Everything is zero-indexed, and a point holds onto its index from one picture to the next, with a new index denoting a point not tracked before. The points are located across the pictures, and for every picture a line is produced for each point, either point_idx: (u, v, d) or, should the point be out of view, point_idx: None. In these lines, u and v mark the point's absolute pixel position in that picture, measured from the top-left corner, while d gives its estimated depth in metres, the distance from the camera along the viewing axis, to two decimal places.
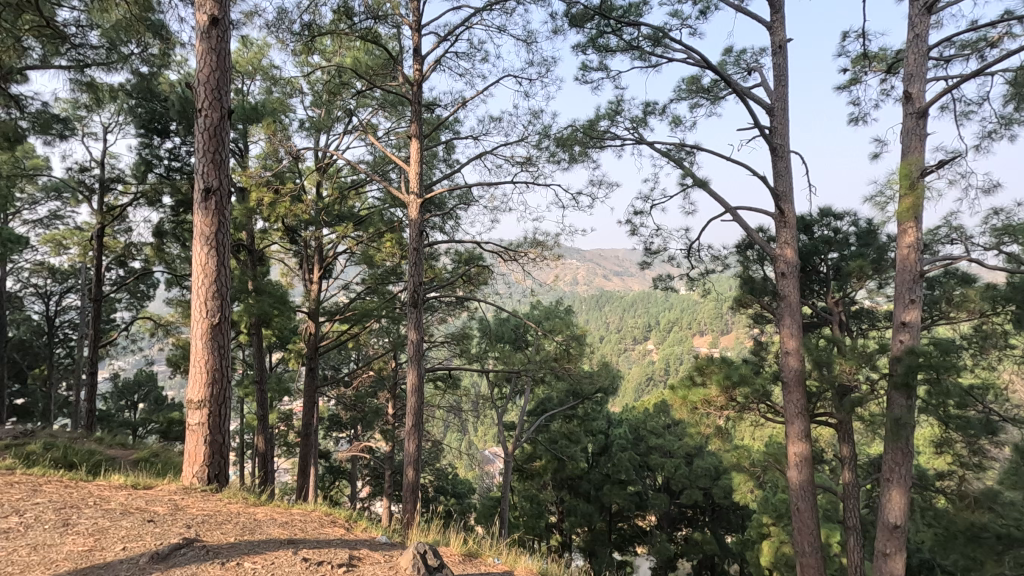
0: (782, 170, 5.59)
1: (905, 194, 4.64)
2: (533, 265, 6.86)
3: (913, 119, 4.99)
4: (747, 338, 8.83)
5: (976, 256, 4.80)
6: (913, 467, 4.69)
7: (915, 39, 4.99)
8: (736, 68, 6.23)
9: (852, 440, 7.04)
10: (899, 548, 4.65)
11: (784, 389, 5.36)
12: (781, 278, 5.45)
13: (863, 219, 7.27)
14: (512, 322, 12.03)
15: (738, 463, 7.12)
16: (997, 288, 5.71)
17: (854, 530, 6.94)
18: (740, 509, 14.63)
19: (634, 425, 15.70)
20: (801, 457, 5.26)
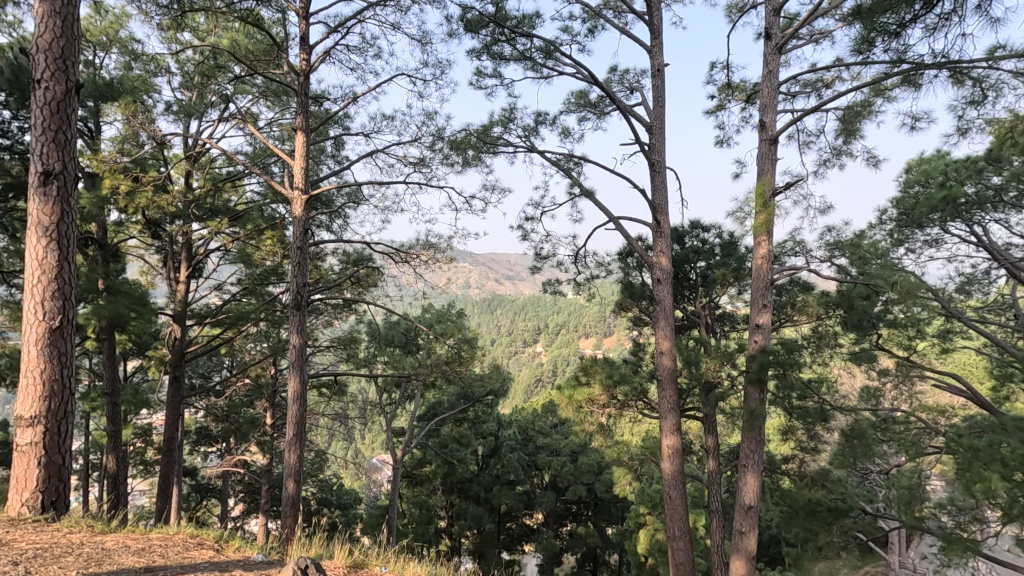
0: (659, 184, 6.01)
1: (760, 211, 5.21)
2: (425, 267, 6.78)
3: (766, 145, 5.59)
4: (626, 340, 9.40)
5: (814, 268, 5.48)
6: (765, 454, 5.26)
7: (768, 74, 5.56)
8: (620, 86, 6.64)
9: (715, 431, 7.76)
10: (753, 526, 5.21)
11: (659, 386, 5.79)
12: (657, 283, 5.90)
13: (726, 232, 8.06)
14: (403, 326, 11.82)
15: (618, 458, 7.54)
16: (829, 295, 6.61)
17: (717, 513, 7.65)
18: (620, 502, 15.51)
19: (523, 426, 16.11)
20: (673, 448, 5.73)
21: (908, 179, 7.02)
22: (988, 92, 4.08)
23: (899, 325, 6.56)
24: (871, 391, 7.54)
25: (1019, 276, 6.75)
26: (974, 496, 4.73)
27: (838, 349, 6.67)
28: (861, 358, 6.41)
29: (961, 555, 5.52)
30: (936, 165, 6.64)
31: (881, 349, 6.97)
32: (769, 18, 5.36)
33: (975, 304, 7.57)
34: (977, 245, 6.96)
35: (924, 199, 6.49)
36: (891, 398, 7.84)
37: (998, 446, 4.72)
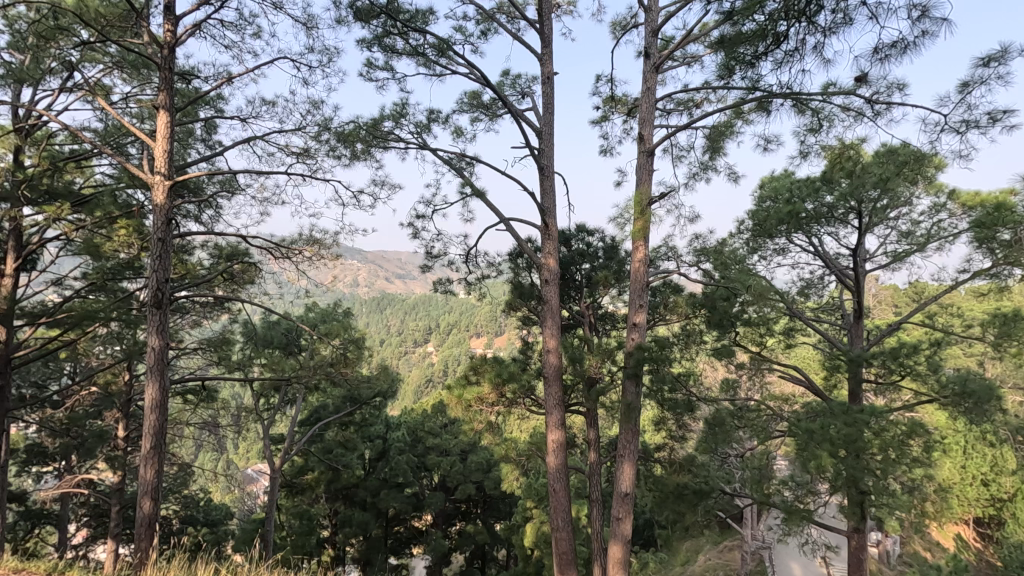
0: (547, 188, 6.20)
1: (638, 217, 5.56)
2: (308, 264, 6.40)
3: (644, 156, 5.96)
4: (515, 339, 9.61)
5: (684, 271, 5.95)
6: (640, 443, 5.64)
7: (647, 90, 5.93)
8: (512, 90, 6.77)
9: (597, 424, 8.18)
10: (628, 512, 5.56)
11: (545, 383, 5.99)
12: (544, 284, 6.09)
13: (608, 236, 8.53)
14: (283, 326, 11.08)
15: (507, 454, 7.68)
16: (696, 296, 7.25)
17: (597, 501, 8.06)
18: (508, 497, 15.81)
19: (412, 427, 15.85)
20: (558, 442, 5.95)
21: (761, 195, 7.91)
22: (823, 122, 4.71)
23: (753, 323, 7.35)
24: (730, 383, 8.37)
25: (846, 281, 7.87)
26: (809, 472, 5.44)
27: (703, 346, 7.34)
28: (722, 353, 7.11)
29: (799, 524, 6.31)
30: (783, 183, 7.54)
31: (738, 345, 7.78)
32: (648, 38, 5.73)
33: (812, 305, 8.71)
34: (813, 254, 8.02)
35: (773, 212, 7.34)
36: (746, 389, 8.79)
37: (827, 427, 5.47)
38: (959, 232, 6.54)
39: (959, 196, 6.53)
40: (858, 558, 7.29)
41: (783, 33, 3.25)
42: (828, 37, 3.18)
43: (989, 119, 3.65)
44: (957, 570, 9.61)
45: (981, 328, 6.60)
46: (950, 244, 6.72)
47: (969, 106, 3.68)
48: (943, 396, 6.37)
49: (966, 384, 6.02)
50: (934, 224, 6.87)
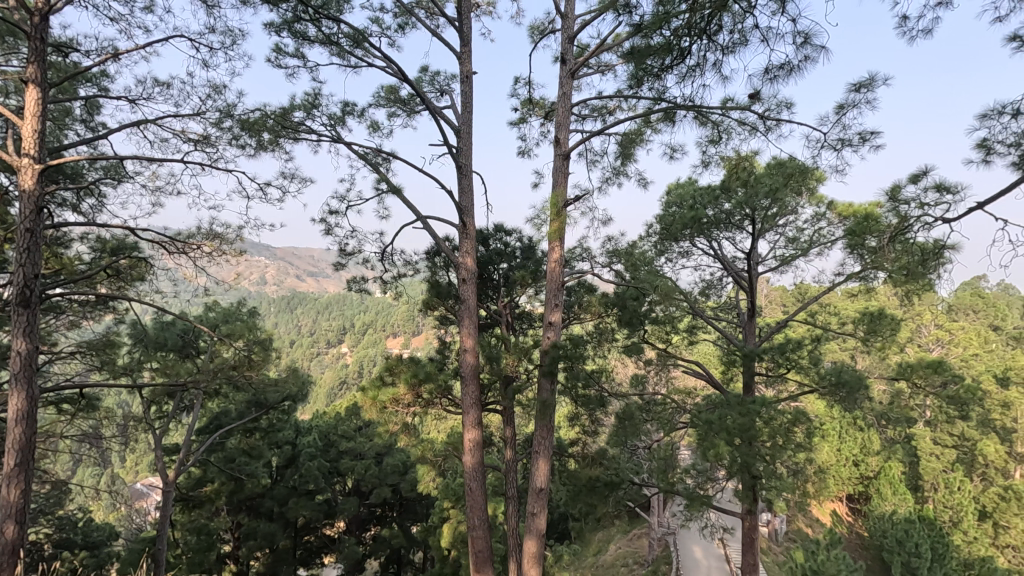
0: (466, 187, 6.17)
1: (554, 219, 5.68)
2: (208, 260, 5.96)
3: (560, 159, 6.05)
4: (432, 339, 9.49)
5: (597, 272, 6.16)
6: (554, 439, 5.78)
7: (563, 95, 6.04)
8: (431, 87, 6.69)
9: (513, 422, 8.27)
10: (543, 506, 5.68)
11: (462, 383, 5.98)
12: (462, 283, 6.08)
13: (526, 236, 8.67)
14: (180, 326, 10.24)
15: (423, 455, 7.56)
16: (609, 296, 7.53)
17: (513, 498, 8.16)
18: (425, 499, 15.63)
19: (323, 431, 15.23)
20: (475, 442, 5.97)
21: (668, 200, 8.37)
22: (722, 134, 5.05)
23: (660, 322, 7.76)
24: (639, 378, 8.79)
25: (741, 283, 8.52)
26: (708, 460, 5.84)
27: (615, 343, 7.65)
28: (632, 350, 7.43)
29: (699, 509, 6.74)
30: (688, 191, 8.02)
31: (647, 343, 8.16)
32: (564, 44, 5.85)
33: (712, 304, 9.34)
34: (714, 257, 8.59)
35: (679, 218, 7.80)
36: (653, 383, 9.25)
37: (725, 418, 5.89)
38: (836, 239, 7.28)
39: (836, 207, 7.28)
40: (750, 538, 7.91)
41: (686, 49, 3.46)
42: (726, 56, 3.43)
43: (860, 139, 4.11)
44: (832, 542, 10.70)
45: (853, 325, 7.38)
46: (828, 250, 7.46)
47: (844, 127, 4.12)
48: (822, 387, 7.06)
49: (841, 375, 6.71)
50: (815, 232, 7.60)
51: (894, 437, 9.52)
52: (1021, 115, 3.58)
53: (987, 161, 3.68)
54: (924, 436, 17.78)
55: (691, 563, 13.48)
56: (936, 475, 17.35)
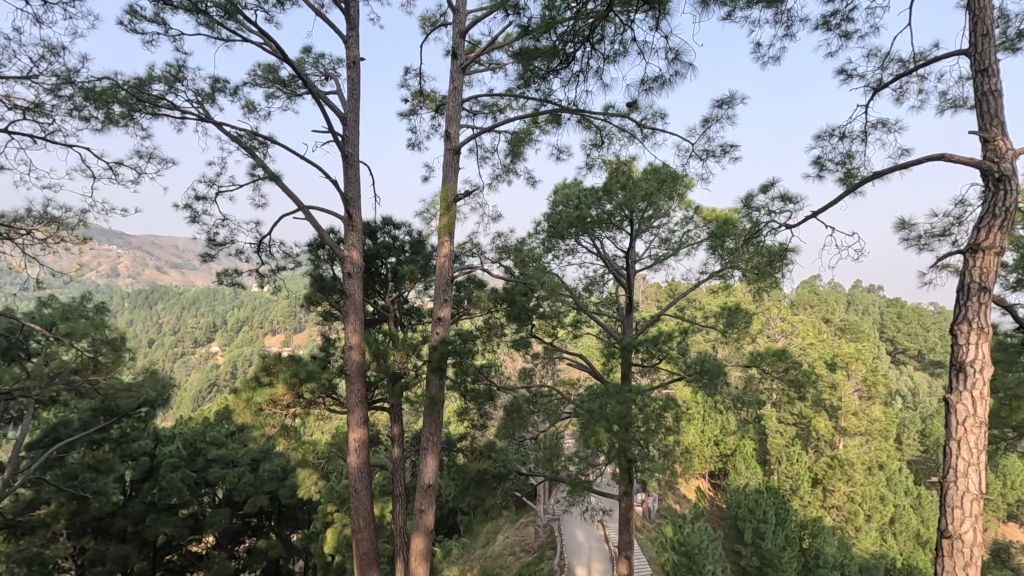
0: (352, 177, 5.92)
1: (444, 214, 5.61)
2: (42, 248, 5.15)
3: (451, 154, 5.85)
4: (315, 336, 9.00)
5: (487, 268, 6.18)
6: (443, 435, 5.75)
7: (454, 89, 5.86)
8: (315, 70, 6.33)
9: (401, 419, 8.13)
10: (431, 503, 5.63)
11: (347, 381, 5.76)
12: (347, 278, 5.84)
13: (415, 231, 8.53)
14: (4, 325, 8.74)
15: (303, 459, 7.17)
16: (498, 292, 7.64)
17: (401, 497, 8.01)
18: (307, 504, 14.85)
19: (189, 439, 13.86)
20: (360, 441, 5.78)
21: (555, 200, 8.66)
22: (605, 138, 5.32)
23: (546, 316, 8.02)
24: (527, 371, 9.03)
25: (620, 279, 9.07)
26: (589, 447, 6.15)
27: (503, 338, 7.78)
28: (520, 344, 7.61)
29: (581, 494, 7.10)
30: (573, 191, 8.35)
31: (534, 337, 8.39)
32: (455, 38, 5.79)
33: (595, 300, 9.84)
34: (596, 255, 9.05)
35: (565, 217, 8.12)
36: (540, 375, 9.53)
37: (605, 407, 6.26)
38: (701, 240, 8.01)
39: (702, 211, 8.01)
40: (626, 516, 8.46)
41: (571, 54, 3.60)
42: (607, 65, 3.63)
43: (722, 150, 4.56)
44: (696, 515, 11.79)
45: (715, 319, 8.17)
46: (695, 251, 8.19)
47: (708, 138, 4.55)
48: (688, 374, 7.75)
49: (704, 363, 7.42)
50: (684, 233, 8.29)
51: (747, 417, 10.70)
52: (846, 138, 4.21)
53: (819, 175, 4.29)
54: (771, 416, 20.20)
55: (574, 546, 14.10)
56: (780, 449, 19.78)
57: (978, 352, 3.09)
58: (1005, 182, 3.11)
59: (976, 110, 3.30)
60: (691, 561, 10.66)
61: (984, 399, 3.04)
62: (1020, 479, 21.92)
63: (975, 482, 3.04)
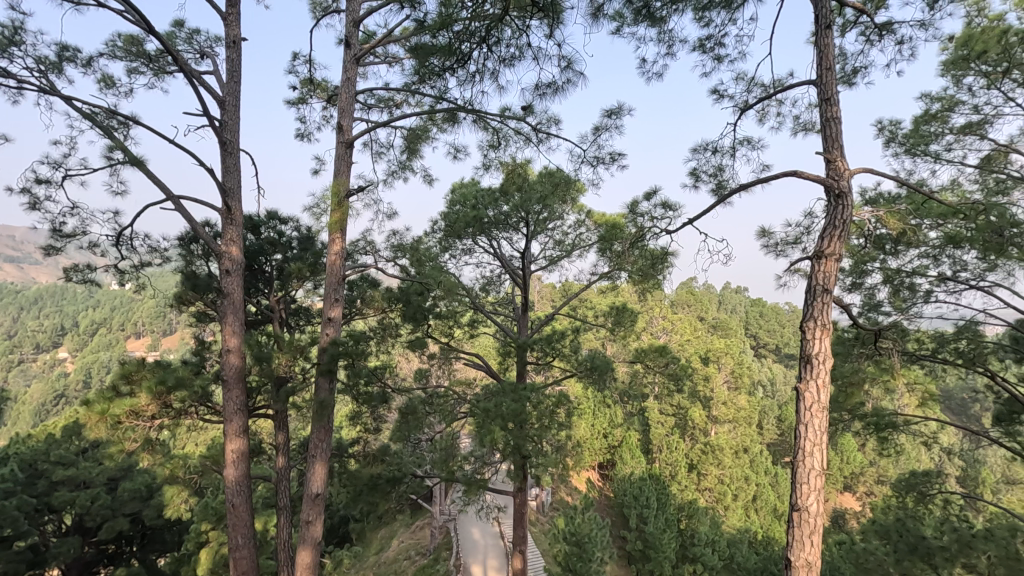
0: (231, 166, 5.46)
1: (335, 209, 5.28)
2: None
3: (343, 148, 5.56)
4: (188, 338, 8.19)
5: (381, 267, 5.96)
6: (332, 441, 5.48)
7: (346, 80, 5.58)
8: (188, 47, 5.76)
9: (286, 426, 7.64)
10: (319, 513, 5.33)
11: (224, 388, 5.30)
12: (225, 275, 5.38)
13: (303, 226, 8.08)
14: None
15: (172, 474, 6.49)
16: (393, 291, 7.43)
17: (285, 509, 7.52)
18: (176, 524, 13.46)
19: (27, 460, 11.99)
20: (239, 452, 5.35)
21: (453, 199, 8.62)
22: (502, 140, 5.37)
23: (443, 316, 7.96)
24: (423, 371, 8.89)
25: (516, 279, 9.22)
26: (485, 445, 6.18)
27: (398, 338, 7.60)
28: (415, 344, 7.47)
29: (476, 492, 7.13)
30: (470, 191, 8.36)
31: (430, 337, 8.28)
32: (348, 27, 5.55)
33: (492, 300, 9.92)
34: (493, 255, 9.14)
35: (462, 216, 8.11)
36: (436, 376, 9.44)
37: (500, 405, 6.33)
38: (592, 243, 8.39)
39: (593, 215, 8.39)
40: (520, 512, 8.62)
41: (466, 53, 3.60)
42: (503, 67, 3.67)
43: (611, 158, 4.80)
44: (586, 505, 12.31)
45: (604, 318, 8.58)
46: (586, 253, 8.55)
47: (599, 146, 4.76)
48: (579, 371, 8.08)
49: (594, 361, 7.80)
50: (577, 236, 8.62)
51: (632, 410, 11.38)
52: (718, 152, 4.62)
53: (695, 186, 4.66)
54: (653, 408, 21.63)
55: (470, 546, 14.13)
56: (661, 438, 21.22)
57: (821, 346, 3.54)
58: (842, 198, 3.60)
59: (821, 134, 3.76)
60: (581, 550, 11.10)
61: (826, 386, 3.49)
62: (853, 455, 25.37)
63: (818, 459, 3.48)
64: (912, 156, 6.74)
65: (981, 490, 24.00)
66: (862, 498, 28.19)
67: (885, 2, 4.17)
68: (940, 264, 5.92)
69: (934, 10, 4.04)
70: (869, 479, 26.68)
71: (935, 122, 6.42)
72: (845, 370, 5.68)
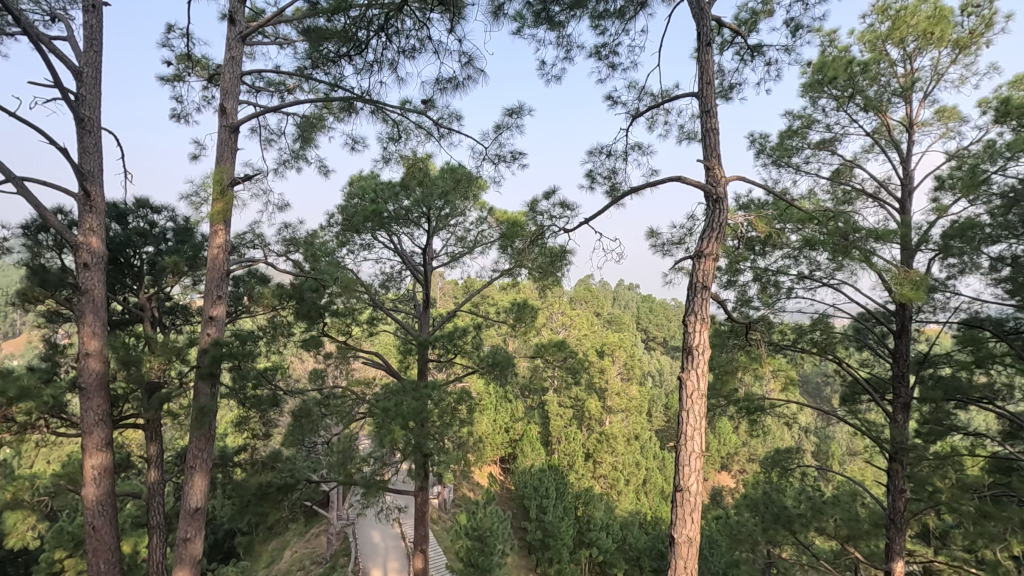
0: (89, 147, 4.83)
1: (218, 199, 4.82)
2: None
3: (226, 132, 5.13)
4: (36, 342, 7.15)
5: (271, 262, 5.57)
6: (214, 450, 5.06)
7: (230, 59, 5.14)
8: (34, 8, 5.01)
9: (160, 436, 6.94)
10: (199, 529, 4.88)
11: (82, 397, 4.70)
12: (83, 269, 4.76)
13: (180, 216, 7.36)
14: None
15: (16, 498, 5.65)
16: (284, 287, 6.99)
17: (158, 527, 6.83)
18: (22, 555, 11.74)
19: None
20: (101, 468, 4.77)
21: (350, 192, 8.29)
22: (402, 133, 5.24)
23: (340, 314, 7.64)
24: (318, 372, 8.47)
25: (417, 276, 9.06)
26: (384, 446, 6.03)
27: (290, 338, 7.19)
28: (309, 344, 7.09)
29: (375, 494, 6.93)
30: (369, 184, 8.09)
31: (326, 336, 7.90)
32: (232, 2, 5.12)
33: (392, 296, 9.69)
34: (393, 251, 8.91)
35: (360, 210, 7.82)
36: (333, 377, 9.03)
37: (400, 404, 6.21)
38: (494, 240, 8.49)
39: (495, 212, 8.48)
40: (421, 511, 8.51)
41: (363, 41, 3.47)
42: (402, 58, 3.59)
43: (511, 157, 4.86)
44: (488, 500, 12.42)
45: (505, 314, 8.69)
46: (488, 250, 8.62)
47: (500, 144, 4.79)
48: (481, 367, 8.15)
49: (495, 357, 7.91)
50: (478, 232, 8.66)
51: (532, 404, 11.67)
52: (611, 155, 4.85)
53: (591, 187, 4.85)
54: (552, 401, 22.34)
55: (369, 550, 13.71)
56: (560, 430, 22.00)
57: (701, 337, 3.84)
58: (719, 202, 3.93)
59: (702, 143, 4.07)
60: (483, 544, 11.20)
61: (705, 374, 3.79)
62: (729, 437, 27.91)
63: (698, 442, 3.78)
64: (778, 167, 7.51)
65: (831, 463, 27.38)
66: (736, 475, 31.12)
67: (756, 26, 4.60)
68: (799, 264, 6.65)
69: (796, 38, 4.53)
70: (742, 457, 29.48)
71: (796, 137, 7.21)
72: (721, 361, 6.24)
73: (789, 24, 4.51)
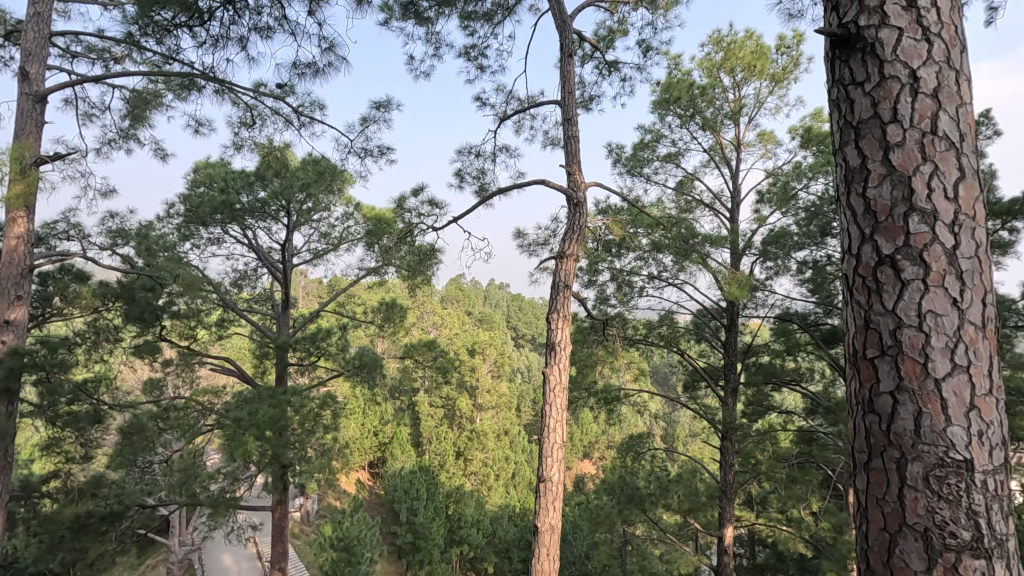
0: None
1: (16, 180, 4.04)
2: None
3: (29, 102, 4.33)
4: None
5: (90, 256, 4.79)
6: (11, 480, 4.25)
7: (35, 15, 4.34)
8: None
9: None
10: None
11: None
12: None
13: None
14: None
15: None
16: (108, 285, 6.06)
17: None
18: None
19: None
20: None
21: (194, 179, 7.42)
22: (256, 119, 4.81)
23: (182, 316, 6.84)
24: (155, 382, 7.48)
25: (275, 273, 8.40)
26: (236, 460, 5.50)
27: (118, 343, 6.26)
28: (142, 350, 6.24)
29: (224, 514, 6.30)
30: (218, 172, 7.32)
31: (165, 340, 7.00)
32: None
33: (246, 296, 8.86)
34: (247, 246, 8.16)
35: (207, 200, 7.05)
36: (173, 386, 8.02)
37: (255, 413, 5.71)
38: (360, 237, 8.15)
39: (362, 208, 8.15)
40: (280, 527, 7.88)
41: (206, 11, 3.12)
42: (254, 36, 3.31)
43: (378, 151, 4.70)
44: (355, 508, 11.91)
45: (372, 314, 8.39)
46: (354, 247, 8.25)
47: (366, 138, 4.61)
48: (348, 370, 7.78)
49: (363, 358, 7.62)
50: (344, 228, 8.27)
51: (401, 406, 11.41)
52: (480, 156, 4.91)
53: (460, 186, 4.87)
54: (423, 401, 22.10)
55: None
56: (430, 430, 21.84)
57: (562, 334, 4.03)
58: (579, 206, 4.17)
59: (564, 149, 4.28)
60: (350, 554, 10.71)
61: (566, 369, 3.99)
62: (590, 426, 29.80)
63: (560, 434, 3.97)
64: (632, 175, 8.13)
65: (677, 444, 30.39)
66: (597, 461, 33.33)
67: (612, 44, 4.96)
68: (649, 265, 7.28)
69: (647, 59, 4.95)
70: (602, 445, 31.64)
71: (648, 149, 7.90)
72: (582, 355, 6.61)
73: (641, 45, 4.92)
